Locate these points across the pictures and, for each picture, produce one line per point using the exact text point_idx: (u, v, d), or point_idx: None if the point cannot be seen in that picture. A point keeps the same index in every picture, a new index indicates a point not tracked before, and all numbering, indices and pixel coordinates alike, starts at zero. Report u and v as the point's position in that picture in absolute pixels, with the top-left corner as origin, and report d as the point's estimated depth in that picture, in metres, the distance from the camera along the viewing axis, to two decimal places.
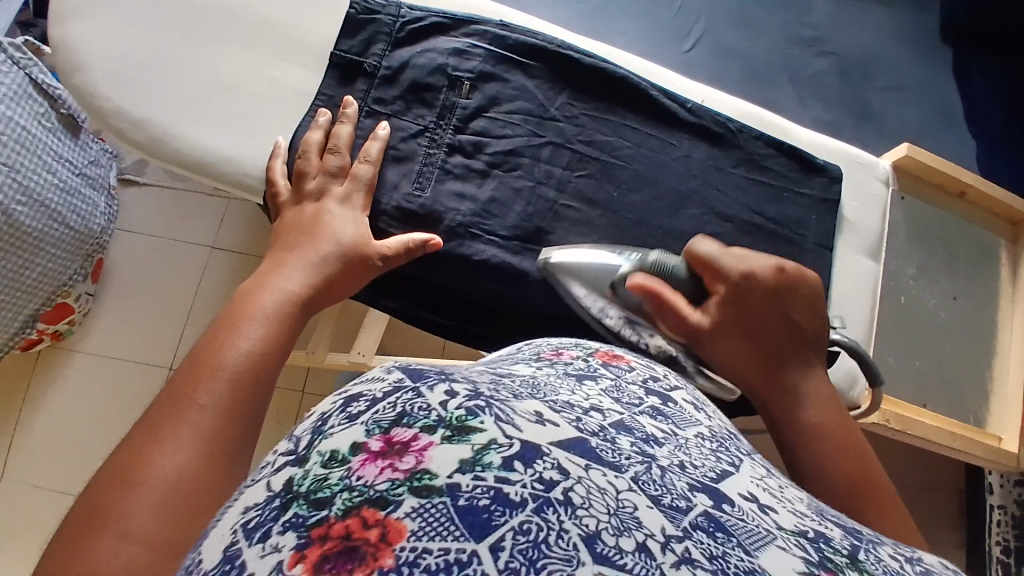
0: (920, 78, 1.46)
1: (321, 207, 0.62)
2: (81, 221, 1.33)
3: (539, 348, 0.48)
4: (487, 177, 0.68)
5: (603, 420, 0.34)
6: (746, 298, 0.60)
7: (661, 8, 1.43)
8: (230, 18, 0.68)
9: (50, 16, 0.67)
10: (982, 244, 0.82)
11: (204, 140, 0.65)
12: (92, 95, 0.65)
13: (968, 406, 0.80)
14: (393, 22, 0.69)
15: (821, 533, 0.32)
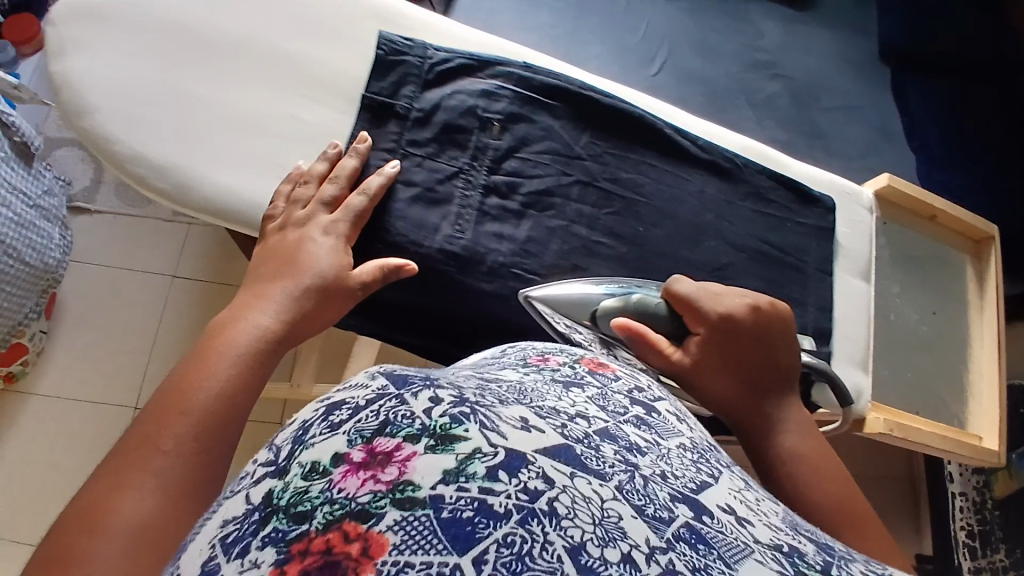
0: (866, 97, 1.49)
1: (304, 234, 0.61)
2: (37, 256, 1.27)
3: (523, 356, 0.48)
4: (523, 218, 0.69)
5: (586, 425, 0.35)
6: (728, 340, 0.62)
7: (627, 33, 1.45)
8: (248, 52, 0.66)
9: (48, 50, 0.64)
10: (949, 262, 0.91)
11: (228, 181, 0.63)
12: (105, 137, 0.62)
13: (950, 412, 0.87)
14: (421, 64, 0.69)
15: (795, 547, 0.32)
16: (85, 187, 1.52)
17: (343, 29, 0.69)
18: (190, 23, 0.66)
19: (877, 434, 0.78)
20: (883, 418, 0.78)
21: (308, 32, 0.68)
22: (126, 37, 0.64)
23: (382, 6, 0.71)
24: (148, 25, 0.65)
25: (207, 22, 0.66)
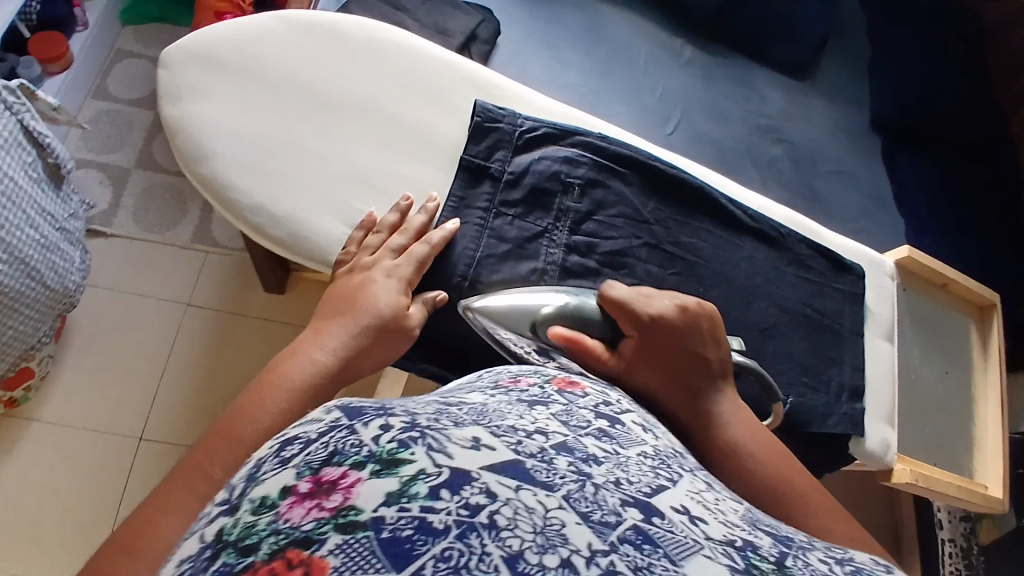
0: (859, 161, 1.47)
1: (368, 278, 0.65)
2: (58, 279, 1.23)
3: (496, 379, 0.53)
4: (599, 275, 0.74)
5: (543, 442, 0.38)
6: (657, 342, 0.65)
7: (643, 91, 1.42)
8: (358, 112, 0.73)
9: (167, 95, 0.71)
10: (959, 327, 0.99)
11: (330, 231, 0.70)
12: (225, 186, 0.69)
13: (962, 467, 0.94)
14: (512, 132, 0.75)
15: (749, 541, 0.37)
16: (103, 208, 1.54)
17: (442, 96, 0.76)
18: (305, 85, 0.73)
19: (903, 484, 0.84)
20: (910, 469, 0.84)
21: (410, 97, 0.75)
22: (245, 95, 0.71)
23: (475, 75, 0.78)
24: (266, 84, 0.72)
25: (321, 86, 0.73)
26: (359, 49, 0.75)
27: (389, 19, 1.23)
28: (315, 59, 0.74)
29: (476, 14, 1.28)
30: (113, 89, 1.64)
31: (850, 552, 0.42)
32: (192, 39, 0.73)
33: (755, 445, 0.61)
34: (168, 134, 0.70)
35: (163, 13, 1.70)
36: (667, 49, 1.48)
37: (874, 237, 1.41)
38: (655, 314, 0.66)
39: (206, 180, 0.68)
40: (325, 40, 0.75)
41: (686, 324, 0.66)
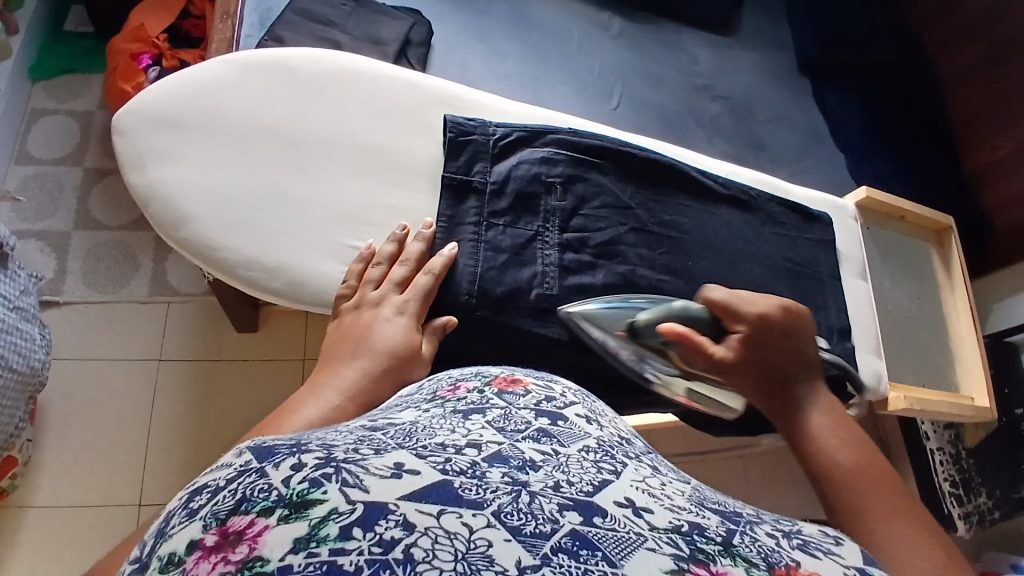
0: (794, 106, 1.53)
1: (378, 315, 0.66)
2: (23, 361, 1.17)
3: (435, 390, 0.55)
4: (597, 267, 0.77)
5: (475, 457, 0.39)
6: (766, 339, 0.70)
7: (582, 70, 1.42)
8: (332, 147, 0.72)
9: (126, 162, 0.68)
10: (922, 253, 1.05)
11: (328, 272, 0.69)
12: (211, 247, 0.67)
13: (948, 382, 1.01)
14: (486, 141, 0.76)
15: (696, 524, 0.39)
16: (51, 277, 1.46)
17: (413, 116, 0.76)
18: (272, 127, 0.71)
19: (900, 410, 0.89)
20: (903, 395, 0.89)
21: (380, 123, 0.75)
22: (209, 150, 0.69)
23: (439, 91, 0.78)
24: (231, 132, 0.70)
25: (286, 125, 0.71)
26: (320, 81, 0.74)
27: (320, 36, 1.18)
28: (278, 98, 0.72)
29: (407, 17, 1.25)
30: (35, 151, 1.55)
31: (799, 526, 0.43)
32: (142, 99, 0.70)
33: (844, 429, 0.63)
34: (139, 204, 0.67)
35: (72, 63, 1.62)
36: (596, 23, 1.49)
37: (826, 175, 1.46)
38: (760, 315, 0.71)
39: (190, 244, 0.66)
40: (283, 77, 0.73)
41: (787, 324, 0.72)
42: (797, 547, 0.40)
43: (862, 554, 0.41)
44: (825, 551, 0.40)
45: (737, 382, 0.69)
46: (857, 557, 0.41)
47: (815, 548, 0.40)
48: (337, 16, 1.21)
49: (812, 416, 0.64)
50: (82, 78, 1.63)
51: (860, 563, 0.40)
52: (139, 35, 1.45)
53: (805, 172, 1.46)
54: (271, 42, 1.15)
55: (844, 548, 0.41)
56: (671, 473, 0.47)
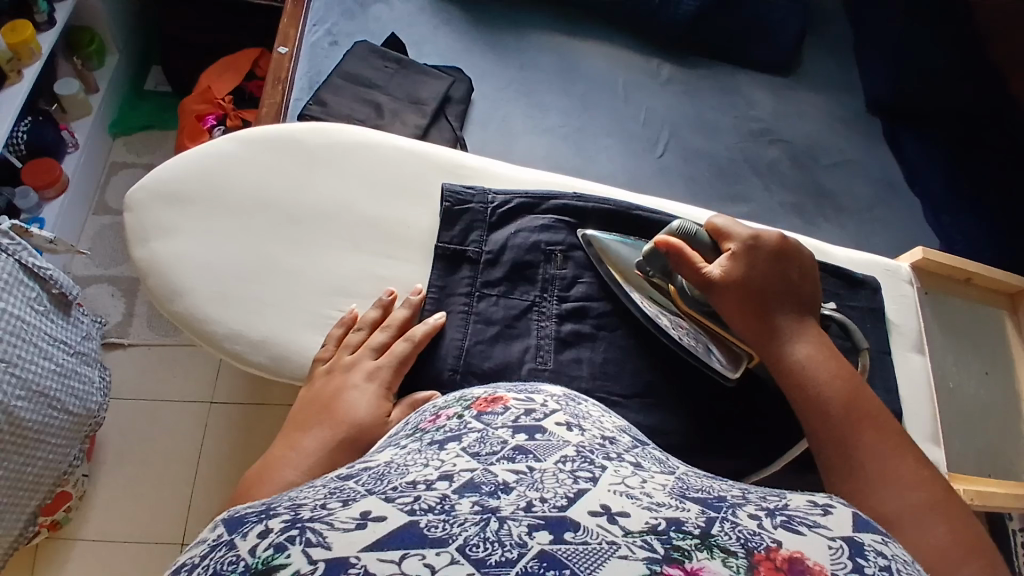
0: (859, 152, 1.39)
1: (346, 381, 0.71)
2: (80, 403, 1.25)
3: (417, 423, 0.57)
4: (598, 338, 0.81)
5: (444, 491, 0.40)
6: (755, 259, 0.74)
7: (625, 121, 1.35)
8: (341, 224, 0.82)
9: (136, 236, 0.79)
10: (991, 319, 1.02)
11: (308, 344, 0.77)
12: (201, 320, 0.76)
13: (1009, 463, 0.95)
14: (484, 209, 0.85)
15: (673, 518, 0.39)
16: (117, 321, 1.57)
17: (414, 187, 0.85)
18: (280, 203, 0.81)
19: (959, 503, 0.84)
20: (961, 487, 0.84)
21: (384, 198, 0.84)
22: (212, 226, 0.79)
23: (448, 162, 0.88)
24: (241, 210, 0.81)
25: (289, 202, 0.82)
26: (323, 155, 0.85)
27: (362, 98, 1.22)
28: (283, 172, 0.83)
29: (446, 76, 1.27)
30: (111, 202, 1.70)
31: (786, 501, 0.45)
32: (155, 176, 0.82)
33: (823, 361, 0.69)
34: (141, 276, 0.78)
35: (150, 120, 1.77)
36: (643, 70, 1.42)
37: (904, 226, 1.33)
38: (754, 238, 0.75)
39: (185, 315, 0.76)
40: (289, 153, 0.84)
41: (779, 249, 0.75)
42: (780, 525, 0.41)
43: (849, 521, 0.42)
44: (808, 526, 0.41)
45: (726, 299, 0.73)
46: (846, 527, 0.42)
47: (799, 523, 0.41)
48: (379, 78, 1.25)
49: (795, 348, 0.70)
50: (159, 134, 1.78)
51: (849, 531, 0.41)
52: (206, 97, 1.57)
53: (874, 221, 1.32)
54: (315, 104, 1.20)
55: (830, 518, 0.42)
56: (653, 468, 0.48)
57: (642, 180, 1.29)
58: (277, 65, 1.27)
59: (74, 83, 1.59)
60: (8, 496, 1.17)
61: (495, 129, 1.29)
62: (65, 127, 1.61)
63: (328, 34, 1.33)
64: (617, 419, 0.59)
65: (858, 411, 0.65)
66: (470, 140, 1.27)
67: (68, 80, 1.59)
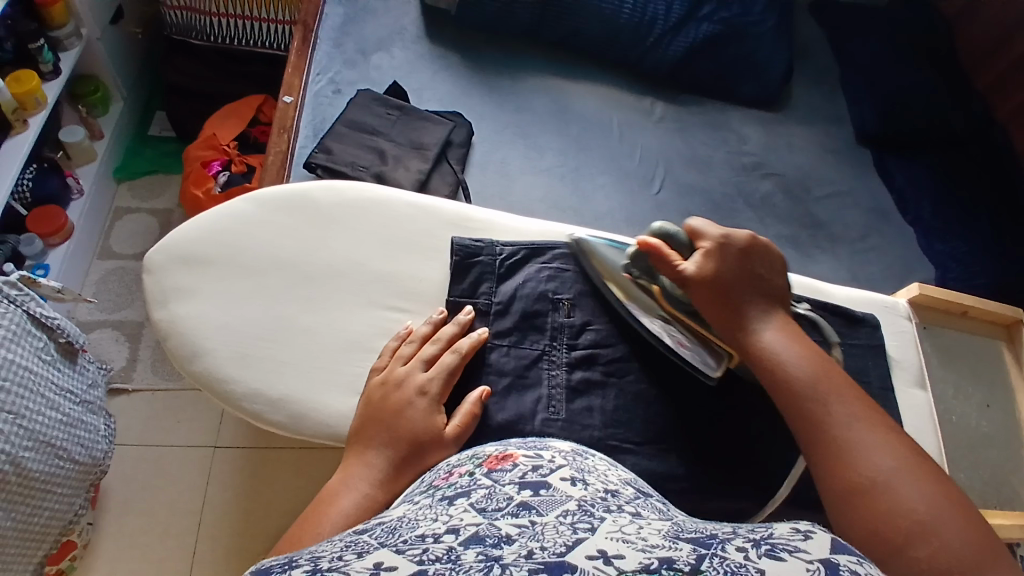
0: (851, 183, 1.42)
1: (405, 396, 0.74)
2: (85, 452, 1.25)
3: (434, 479, 0.59)
4: (607, 386, 0.83)
5: (451, 543, 0.42)
6: (730, 256, 0.76)
7: (622, 158, 1.38)
8: (351, 280, 0.84)
9: (152, 298, 0.81)
10: (987, 350, 1.04)
11: (324, 399, 0.78)
12: (218, 380, 0.78)
13: (1012, 491, 0.97)
14: (492, 261, 0.87)
15: (665, 558, 0.39)
16: (121, 366, 1.58)
17: (423, 242, 0.88)
18: (292, 261, 0.84)
19: None
20: None
21: (396, 253, 0.86)
22: (225, 287, 0.82)
23: (454, 215, 0.91)
24: (253, 270, 0.83)
25: (302, 259, 0.84)
26: (334, 213, 0.87)
27: (365, 145, 1.25)
28: (296, 231, 0.85)
29: (447, 121, 1.30)
30: (116, 247, 1.71)
31: (770, 530, 0.44)
32: (170, 239, 0.84)
33: (793, 343, 0.71)
34: (158, 338, 0.80)
35: (155, 164, 1.80)
36: (637, 110, 1.46)
37: (901, 254, 1.35)
38: (727, 237, 0.78)
39: (201, 376, 0.77)
40: (300, 212, 0.87)
41: (750, 248, 0.78)
42: (764, 554, 0.40)
43: (828, 545, 0.41)
44: (789, 551, 0.40)
45: (701, 298, 0.76)
46: (823, 549, 0.41)
47: (781, 549, 0.40)
48: (382, 125, 1.28)
49: (766, 333, 0.72)
50: (163, 179, 1.80)
51: (828, 554, 0.40)
52: (211, 144, 1.59)
53: (871, 252, 1.34)
54: (319, 152, 1.22)
55: (811, 543, 0.41)
56: (653, 516, 0.49)
57: (641, 216, 1.32)
58: (282, 114, 1.30)
59: (79, 131, 1.61)
60: (14, 548, 1.16)
61: (495, 170, 1.32)
62: (69, 174, 1.63)
63: (331, 83, 1.36)
64: (623, 472, 0.62)
65: (833, 383, 0.67)
66: (472, 182, 1.29)
67: (73, 128, 1.61)
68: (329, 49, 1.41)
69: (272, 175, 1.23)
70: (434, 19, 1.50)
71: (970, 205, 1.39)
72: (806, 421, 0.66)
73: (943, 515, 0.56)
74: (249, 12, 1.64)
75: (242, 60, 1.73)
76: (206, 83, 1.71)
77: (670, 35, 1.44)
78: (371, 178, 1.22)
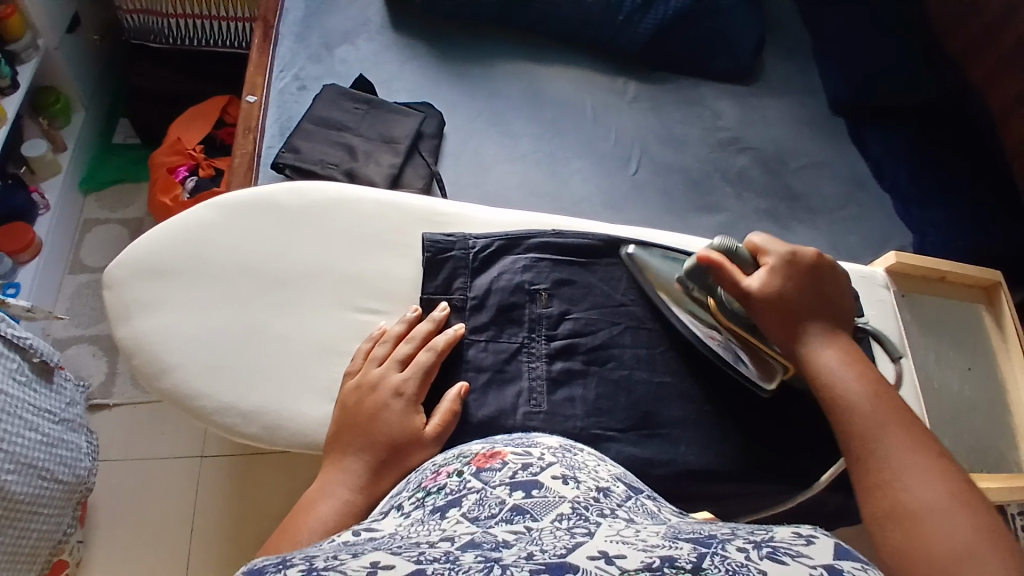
0: (827, 153, 1.42)
1: (381, 399, 0.72)
2: (69, 471, 1.23)
3: (421, 482, 0.58)
4: (588, 375, 0.82)
5: (448, 547, 0.41)
6: (793, 275, 0.75)
7: (596, 141, 1.37)
8: (321, 284, 0.82)
9: (118, 314, 0.79)
10: (967, 314, 1.05)
11: (302, 407, 0.77)
12: (192, 394, 0.76)
13: (995, 452, 0.98)
14: (465, 255, 0.85)
15: (666, 557, 0.39)
16: (101, 382, 1.55)
17: (395, 239, 0.86)
18: (261, 268, 0.82)
19: None
20: None
21: (366, 254, 0.85)
22: (192, 299, 0.80)
23: (425, 211, 0.89)
24: (222, 280, 0.81)
25: (270, 266, 0.82)
26: (301, 216, 0.85)
27: (334, 142, 1.22)
28: (263, 238, 0.83)
29: (417, 113, 1.28)
30: (87, 261, 1.68)
31: (771, 535, 0.43)
32: (133, 252, 0.82)
33: (851, 366, 0.70)
34: (126, 355, 0.78)
35: (121, 173, 1.76)
36: (609, 90, 1.44)
37: (879, 222, 1.35)
38: (791, 253, 0.76)
39: (174, 391, 0.76)
40: (268, 216, 0.85)
41: (815, 266, 0.77)
42: (765, 556, 0.39)
43: (831, 549, 0.40)
44: (792, 555, 0.39)
45: (763, 315, 0.75)
46: (826, 556, 0.39)
47: (783, 553, 0.39)
48: (350, 121, 1.25)
49: (819, 356, 0.72)
50: (131, 188, 1.76)
51: (830, 560, 0.39)
52: (177, 149, 1.55)
53: (850, 222, 1.35)
54: (287, 152, 1.19)
55: (814, 547, 0.40)
56: (648, 519, 0.49)
57: (618, 198, 1.30)
58: (246, 114, 1.27)
59: (40, 144, 1.57)
60: (4, 572, 1.14)
61: (469, 160, 1.30)
62: (34, 188, 1.59)
63: (295, 79, 1.33)
64: (612, 467, 0.61)
65: (888, 412, 0.65)
66: (445, 174, 1.27)
67: (34, 140, 1.57)
68: (292, 45, 1.38)
69: (241, 179, 1.20)
70: (398, 8, 1.46)
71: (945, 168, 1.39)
72: (855, 443, 0.65)
73: (989, 550, 0.53)
74: (207, 11, 1.60)
75: (205, 60, 1.69)
76: (169, 86, 1.67)
77: (640, 13, 1.42)
78: (342, 176, 1.19)
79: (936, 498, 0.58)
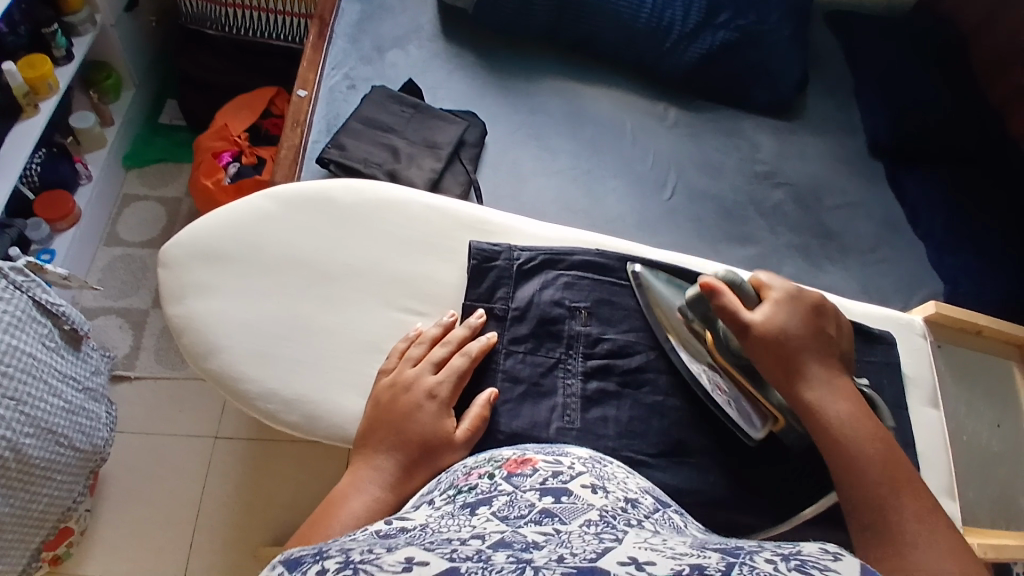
0: (866, 194, 1.41)
1: (414, 400, 0.73)
2: (86, 440, 1.24)
3: (453, 481, 0.59)
4: (622, 397, 0.82)
5: (480, 545, 0.41)
6: (796, 312, 0.76)
7: (635, 163, 1.37)
8: (366, 280, 0.83)
9: (168, 294, 0.81)
10: (1002, 371, 1.04)
11: (339, 401, 0.78)
12: (234, 378, 0.77)
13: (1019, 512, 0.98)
14: (510, 266, 0.86)
15: (697, 565, 0.38)
16: (125, 354, 1.57)
17: (441, 243, 0.87)
18: (311, 261, 0.83)
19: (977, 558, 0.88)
20: (978, 542, 0.89)
21: (413, 255, 0.86)
22: (239, 284, 0.81)
23: (472, 219, 0.90)
24: (272, 268, 0.82)
25: (320, 257, 0.84)
26: (353, 212, 0.87)
27: (380, 142, 1.24)
28: (315, 230, 0.85)
29: (461, 120, 1.29)
30: (123, 235, 1.71)
31: (799, 547, 0.42)
32: (186, 235, 0.84)
33: (855, 414, 0.71)
34: (173, 334, 0.79)
35: (164, 153, 1.79)
36: (650, 114, 1.45)
37: (915, 268, 1.34)
38: (795, 292, 0.78)
39: (215, 373, 0.77)
40: (321, 210, 0.87)
41: (818, 313, 0.78)
42: (794, 568, 0.38)
43: (859, 566, 0.39)
44: (820, 569, 0.38)
45: (761, 349, 0.75)
46: (854, 569, 0.38)
47: (810, 566, 0.38)
48: (397, 123, 1.27)
49: (826, 400, 0.71)
50: (172, 167, 1.80)
51: (859, 573, 0.38)
52: (223, 135, 1.58)
53: (884, 265, 1.34)
54: (333, 147, 1.21)
55: (842, 563, 0.39)
56: (674, 532, 0.48)
57: (651, 220, 1.31)
58: (296, 108, 1.30)
59: (90, 118, 1.61)
60: (12, 533, 1.16)
61: (510, 169, 1.31)
62: (79, 159, 1.62)
63: (346, 78, 1.36)
64: (640, 480, 0.61)
65: (892, 462, 0.67)
66: (484, 182, 1.28)
67: (84, 114, 1.61)
68: (345, 44, 1.41)
69: (286, 170, 1.23)
70: (450, 16, 1.49)
71: (986, 222, 1.38)
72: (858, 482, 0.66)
73: None
74: (263, 3, 1.63)
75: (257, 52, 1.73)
76: (219, 72, 1.70)
77: (686, 41, 1.43)
78: (384, 176, 1.21)
79: (950, 542, 0.60)
